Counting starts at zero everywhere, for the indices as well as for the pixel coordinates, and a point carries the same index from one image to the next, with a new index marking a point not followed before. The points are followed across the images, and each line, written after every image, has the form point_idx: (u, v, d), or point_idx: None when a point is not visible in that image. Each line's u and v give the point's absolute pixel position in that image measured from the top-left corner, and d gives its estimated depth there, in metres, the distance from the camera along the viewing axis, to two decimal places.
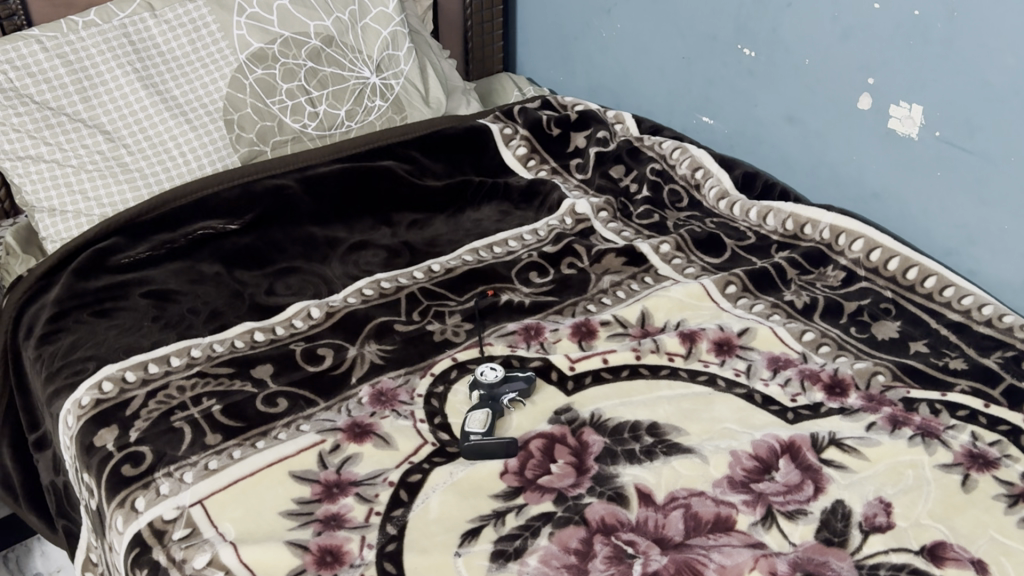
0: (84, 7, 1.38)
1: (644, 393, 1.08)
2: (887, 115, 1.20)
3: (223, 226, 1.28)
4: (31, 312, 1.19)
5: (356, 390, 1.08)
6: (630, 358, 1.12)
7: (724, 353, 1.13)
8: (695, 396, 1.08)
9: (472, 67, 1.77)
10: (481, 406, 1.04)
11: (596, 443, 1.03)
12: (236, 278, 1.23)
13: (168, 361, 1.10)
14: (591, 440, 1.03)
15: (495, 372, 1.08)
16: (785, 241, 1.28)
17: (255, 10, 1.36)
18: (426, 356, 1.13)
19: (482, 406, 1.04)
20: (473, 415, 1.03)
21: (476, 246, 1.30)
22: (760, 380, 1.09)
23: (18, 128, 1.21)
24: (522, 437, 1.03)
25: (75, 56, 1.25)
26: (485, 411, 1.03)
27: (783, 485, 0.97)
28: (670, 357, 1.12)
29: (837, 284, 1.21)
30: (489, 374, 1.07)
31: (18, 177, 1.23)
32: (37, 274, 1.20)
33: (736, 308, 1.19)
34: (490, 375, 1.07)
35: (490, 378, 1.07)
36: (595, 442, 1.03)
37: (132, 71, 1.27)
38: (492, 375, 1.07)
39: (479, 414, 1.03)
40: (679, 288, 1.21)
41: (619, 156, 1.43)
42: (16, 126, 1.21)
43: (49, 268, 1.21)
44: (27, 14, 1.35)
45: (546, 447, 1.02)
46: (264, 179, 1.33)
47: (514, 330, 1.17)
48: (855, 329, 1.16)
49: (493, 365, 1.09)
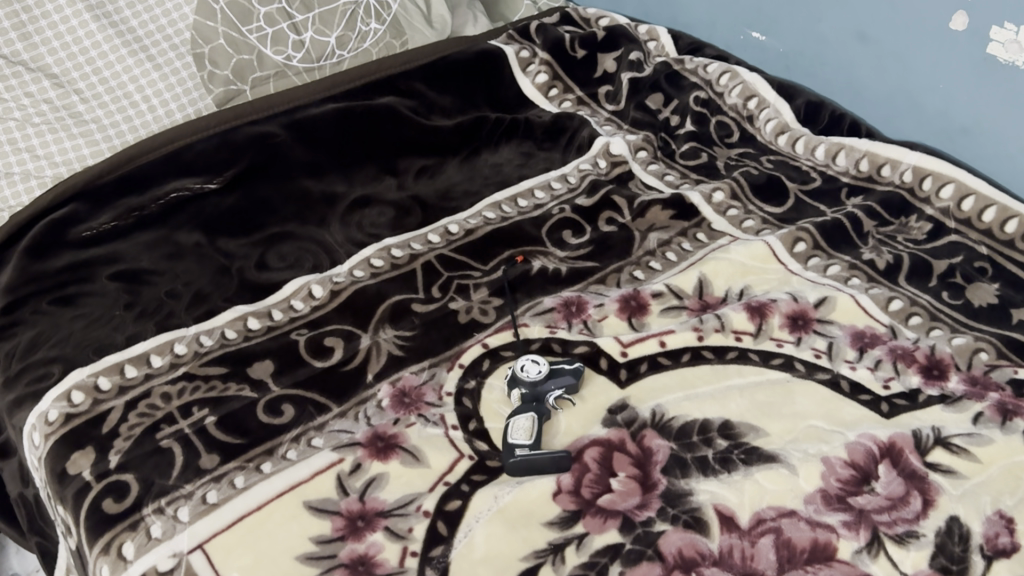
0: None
1: (711, 383, 0.93)
2: (985, 38, 1.01)
3: (200, 186, 1.08)
4: None
5: (374, 390, 0.92)
6: (692, 340, 0.96)
7: (799, 329, 0.97)
8: (771, 386, 0.93)
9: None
10: (523, 408, 0.88)
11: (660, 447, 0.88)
12: (220, 248, 1.04)
13: (148, 361, 0.93)
14: (653, 445, 0.88)
15: (537, 364, 0.91)
16: (857, 184, 1.12)
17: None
18: (452, 344, 0.96)
19: (525, 410, 0.88)
20: (516, 421, 0.87)
21: (497, 198, 1.12)
22: (845, 364, 0.94)
23: None
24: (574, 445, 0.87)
25: None
26: (530, 417, 0.87)
27: (886, 498, 0.83)
28: (737, 336, 0.97)
29: (922, 238, 1.06)
30: (530, 368, 0.91)
31: None
32: None
33: (808, 271, 1.03)
34: (531, 369, 0.91)
35: (531, 373, 0.91)
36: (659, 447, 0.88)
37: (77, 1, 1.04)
38: (531, 370, 0.91)
39: (522, 421, 0.87)
40: (740, 248, 1.05)
41: (656, 84, 1.24)
42: None
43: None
44: None
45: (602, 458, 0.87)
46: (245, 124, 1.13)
47: (552, 306, 1.00)
48: (948, 294, 1.00)
49: (532, 356, 0.93)
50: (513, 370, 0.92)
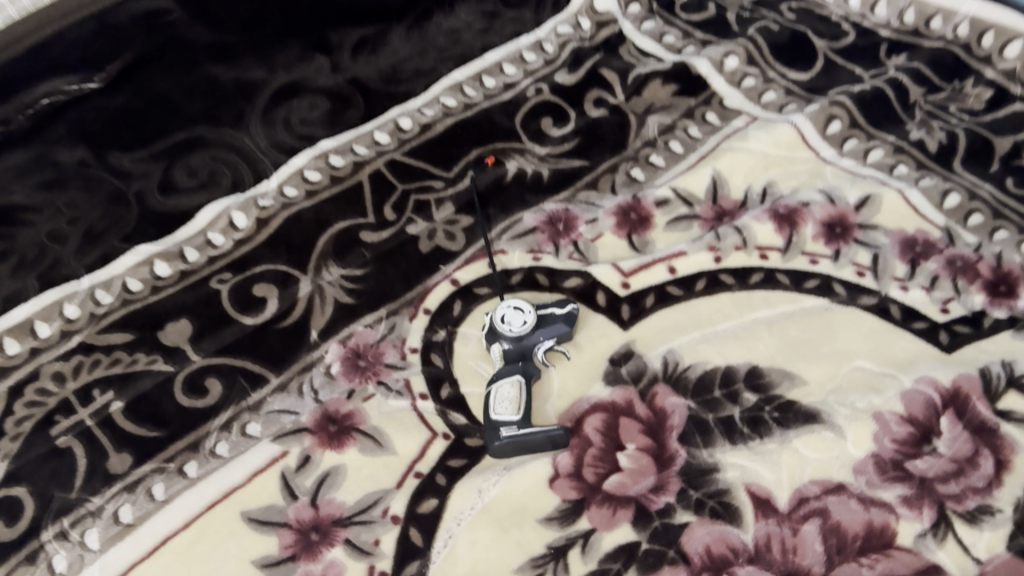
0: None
1: (733, 317, 0.76)
2: None
3: (77, 87, 0.76)
4: None
5: (322, 352, 0.74)
6: (708, 264, 0.78)
7: (836, 239, 0.79)
8: (807, 317, 0.76)
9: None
10: (508, 371, 0.71)
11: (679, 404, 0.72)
12: (111, 168, 0.80)
13: (32, 331, 0.74)
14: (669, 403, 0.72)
15: (521, 310, 0.73)
16: (899, 39, 0.91)
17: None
18: (413, 284, 0.77)
19: (510, 374, 0.71)
20: (499, 389, 0.70)
21: (459, 78, 0.90)
22: (894, 283, 0.78)
23: None
24: (571, 414, 0.72)
25: None
26: (516, 384, 0.70)
27: (950, 461, 0.69)
28: (762, 254, 0.79)
29: (980, 109, 0.86)
30: (512, 315, 0.73)
31: None
32: None
33: (844, 159, 0.84)
34: (514, 317, 0.73)
35: (515, 324, 0.72)
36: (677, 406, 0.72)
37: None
38: (514, 319, 0.73)
39: (507, 389, 0.70)
40: (760, 134, 0.85)
41: None
42: None
43: None
44: None
45: (607, 428, 0.71)
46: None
47: (533, 225, 0.81)
48: (1014, 181, 0.82)
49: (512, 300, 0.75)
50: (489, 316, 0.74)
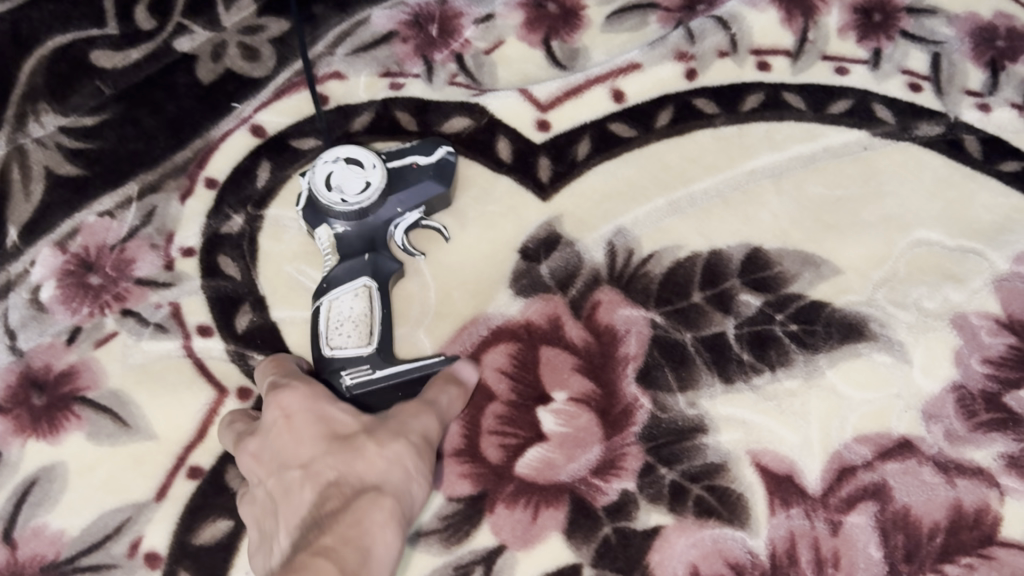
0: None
1: (719, 171, 0.47)
2: None
3: None
4: None
5: (26, 265, 0.43)
6: (675, 83, 0.48)
7: (875, 33, 0.50)
8: (835, 164, 0.47)
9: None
10: (345, 273, 0.41)
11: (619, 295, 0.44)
12: None
13: None
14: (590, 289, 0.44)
15: (361, 165, 0.42)
16: None
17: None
18: (186, 139, 0.46)
19: (349, 275, 0.41)
20: (334, 306, 0.40)
21: None
22: (968, 101, 0.49)
23: None
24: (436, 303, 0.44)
25: None
26: (361, 293, 0.41)
27: None
28: (761, 63, 0.49)
29: None
30: (345, 176, 0.42)
31: None
32: None
33: None
34: (349, 181, 0.41)
35: (353, 191, 0.41)
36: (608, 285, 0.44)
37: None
38: (348, 180, 0.42)
39: (347, 304, 0.40)
40: None
41: None
42: None
43: None
44: None
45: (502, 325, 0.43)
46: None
47: (390, 31, 0.49)
48: None
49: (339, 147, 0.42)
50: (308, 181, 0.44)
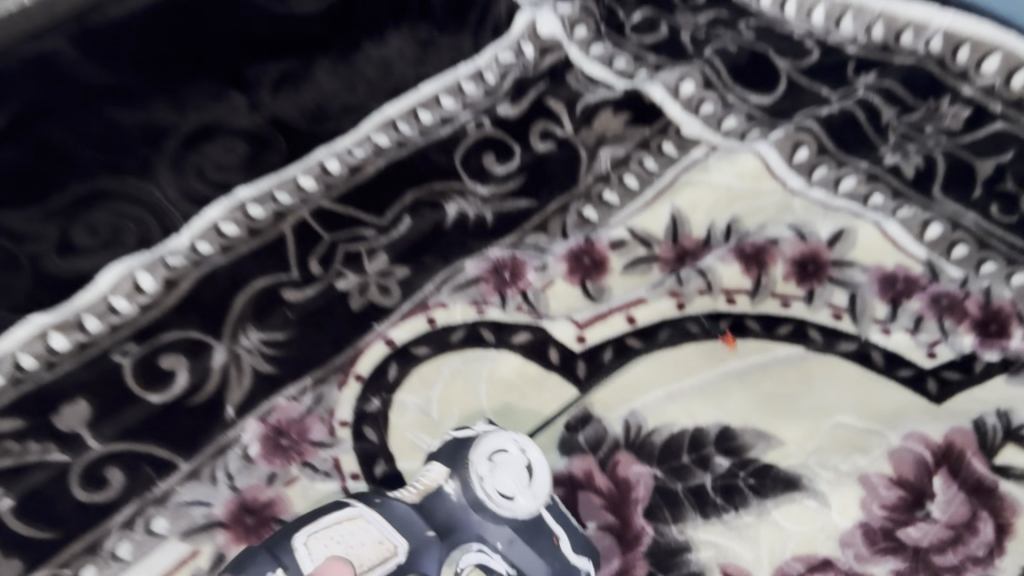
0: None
1: (701, 372, 0.68)
2: None
3: None
4: None
5: (238, 429, 0.66)
6: (670, 312, 0.71)
7: (810, 279, 0.72)
8: (781, 368, 0.69)
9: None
10: (392, 508, 0.54)
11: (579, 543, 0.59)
12: None
13: None
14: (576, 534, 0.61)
15: (520, 479, 0.56)
16: (868, 56, 0.82)
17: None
18: (342, 346, 0.69)
19: (389, 516, 0.53)
20: (353, 511, 0.53)
21: (388, 113, 0.77)
22: (875, 326, 0.70)
23: None
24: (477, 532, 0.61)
25: None
26: (383, 530, 0.53)
27: (946, 527, 0.62)
28: (729, 299, 0.72)
29: (959, 129, 0.79)
30: (508, 471, 0.56)
31: None
32: None
33: (813, 189, 0.77)
34: (505, 478, 0.55)
35: (502, 484, 0.55)
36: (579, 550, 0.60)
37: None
38: (511, 474, 0.56)
39: (366, 527, 0.52)
40: (722, 165, 0.78)
41: None
42: None
43: None
44: None
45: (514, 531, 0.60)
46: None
47: (477, 276, 0.73)
48: (996, 209, 0.75)
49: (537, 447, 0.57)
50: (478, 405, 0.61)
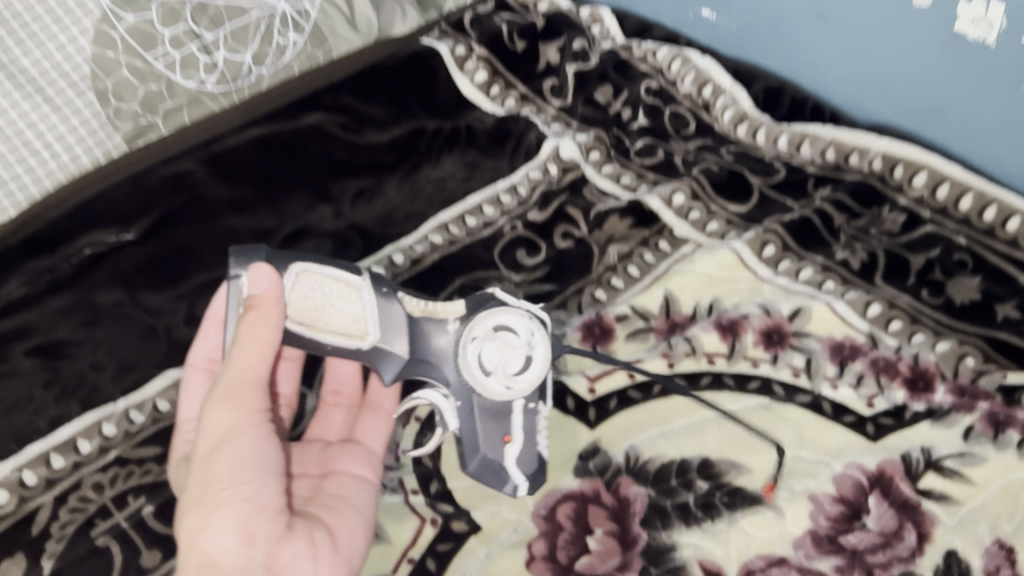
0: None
1: (686, 416, 0.87)
2: (954, 15, 0.94)
3: (115, 238, 0.97)
4: None
5: None
6: (663, 368, 0.90)
7: (774, 345, 0.91)
8: (750, 414, 0.87)
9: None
10: (388, 304, 0.73)
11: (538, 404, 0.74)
12: (143, 305, 0.95)
13: (75, 449, 0.84)
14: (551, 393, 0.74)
15: (509, 361, 0.71)
16: (823, 174, 1.06)
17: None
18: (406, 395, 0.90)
19: (379, 310, 0.73)
20: (356, 281, 0.73)
21: (444, 219, 1.03)
22: (826, 383, 0.89)
23: None
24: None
25: None
26: (367, 310, 0.73)
27: (878, 534, 0.78)
28: (710, 360, 0.91)
29: (897, 231, 1.00)
30: (500, 349, 0.71)
31: None
32: None
33: (778, 277, 0.96)
34: (494, 353, 0.71)
35: (488, 359, 0.71)
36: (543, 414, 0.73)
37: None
38: (502, 339, 0.72)
39: (352, 301, 0.73)
40: (705, 258, 0.98)
41: (604, 74, 1.18)
42: None
43: None
44: None
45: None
46: (292, 122, 1.06)
47: None
48: (927, 293, 0.94)
49: (543, 355, 0.72)
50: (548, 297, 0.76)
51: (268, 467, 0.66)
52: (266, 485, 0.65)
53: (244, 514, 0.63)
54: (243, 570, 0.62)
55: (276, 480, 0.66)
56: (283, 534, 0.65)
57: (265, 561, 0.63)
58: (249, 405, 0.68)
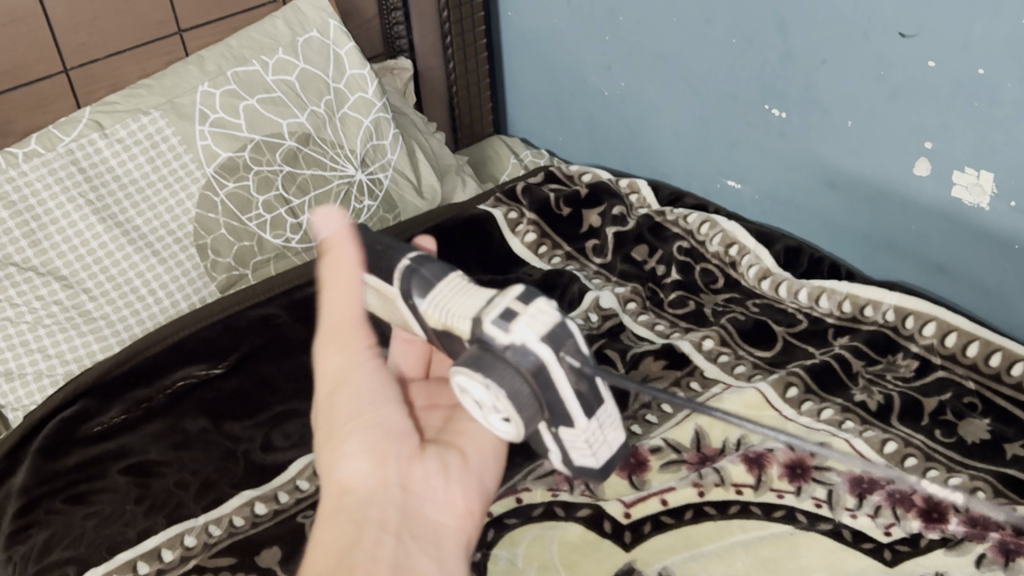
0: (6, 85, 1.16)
1: (716, 541, 0.93)
2: (949, 182, 1.07)
3: (205, 372, 1.10)
4: (14, 504, 0.97)
5: None
6: (693, 496, 0.97)
7: (797, 477, 0.98)
8: (776, 540, 0.92)
9: (463, 87, 1.58)
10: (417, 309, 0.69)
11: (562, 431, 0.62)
12: (227, 432, 1.05)
13: (159, 557, 0.91)
14: (578, 420, 0.61)
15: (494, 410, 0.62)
16: (842, 324, 1.16)
17: (206, 87, 1.20)
18: None
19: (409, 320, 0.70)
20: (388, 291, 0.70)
21: None
22: (845, 512, 0.94)
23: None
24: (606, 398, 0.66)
25: (31, 212, 1.08)
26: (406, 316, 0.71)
27: None
28: (738, 489, 0.97)
29: (911, 376, 1.08)
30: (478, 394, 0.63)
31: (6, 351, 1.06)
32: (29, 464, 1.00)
33: (801, 416, 1.04)
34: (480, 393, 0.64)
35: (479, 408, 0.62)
36: (573, 436, 0.62)
37: (54, 179, 1.10)
38: (474, 395, 0.61)
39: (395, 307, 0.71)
40: (733, 397, 1.06)
41: (640, 236, 1.32)
42: None
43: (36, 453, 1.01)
44: (74, 94, 1.22)
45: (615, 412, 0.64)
46: None
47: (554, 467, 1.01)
48: (940, 432, 1.01)
49: (517, 416, 0.60)
50: (549, 328, 0.60)
51: (386, 395, 0.67)
52: (386, 406, 0.66)
53: (371, 440, 0.65)
54: (379, 491, 0.63)
55: (392, 401, 0.67)
56: (416, 454, 0.66)
57: (399, 479, 0.64)
58: (350, 346, 0.68)
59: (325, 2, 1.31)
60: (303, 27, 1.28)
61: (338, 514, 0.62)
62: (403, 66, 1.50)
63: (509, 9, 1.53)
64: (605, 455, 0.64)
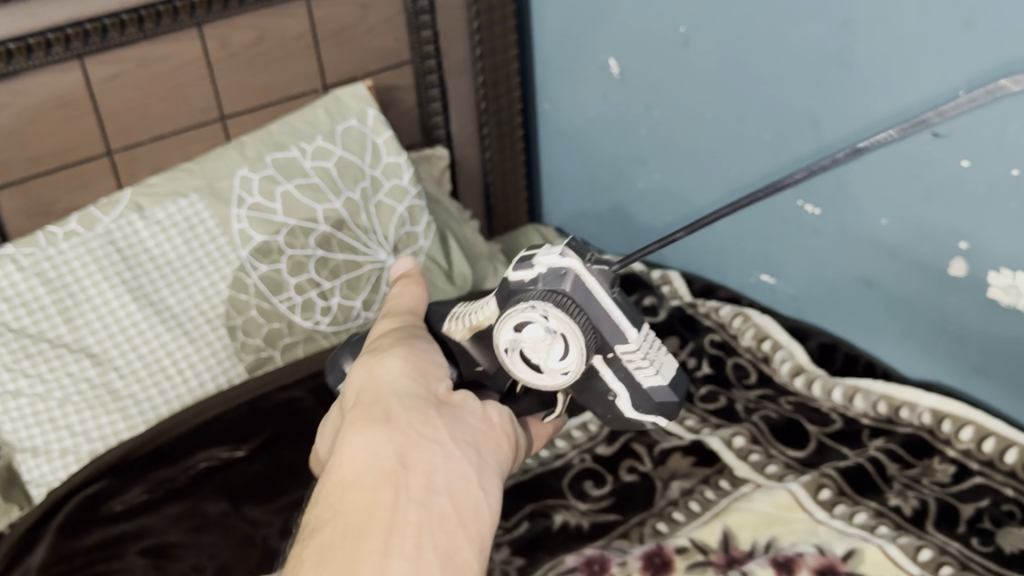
0: (52, 166, 1.19)
1: None
2: (984, 283, 1.05)
3: (228, 453, 1.10)
4: None
5: None
6: None
7: None
8: None
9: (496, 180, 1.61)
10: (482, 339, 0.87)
11: (629, 340, 0.70)
12: (246, 517, 1.04)
13: None
14: (630, 331, 0.70)
15: (553, 350, 0.68)
16: (877, 425, 1.13)
17: (245, 171, 1.22)
18: None
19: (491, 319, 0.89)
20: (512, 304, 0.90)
21: None
22: None
23: (30, 373, 1.06)
24: None
25: (67, 289, 1.10)
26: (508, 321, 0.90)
27: None
28: None
29: (947, 480, 1.05)
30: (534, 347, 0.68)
31: (32, 426, 1.07)
32: (47, 541, 0.99)
33: (834, 519, 1.00)
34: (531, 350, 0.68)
35: (556, 353, 0.68)
36: (634, 351, 0.70)
37: (91, 259, 1.12)
38: (527, 341, 0.68)
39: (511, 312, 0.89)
40: (763, 497, 1.04)
41: (672, 327, 1.32)
42: (29, 370, 1.06)
43: (55, 532, 1.00)
44: (116, 175, 1.26)
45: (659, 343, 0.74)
46: None
47: (574, 565, 0.98)
48: (978, 540, 0.97)
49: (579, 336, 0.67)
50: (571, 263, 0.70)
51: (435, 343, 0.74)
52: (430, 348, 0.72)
53: (412, 365, 0.69)
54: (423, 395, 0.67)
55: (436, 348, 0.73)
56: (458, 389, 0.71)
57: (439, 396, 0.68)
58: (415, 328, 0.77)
59: (366, 93, 1.34)
60: (343, 116, 1.31)
61: (370, 418, 0.63)
62: (440, 155, 1.51)
63: (546, 103, 1.56)
64: (665, 373, 0.72)
